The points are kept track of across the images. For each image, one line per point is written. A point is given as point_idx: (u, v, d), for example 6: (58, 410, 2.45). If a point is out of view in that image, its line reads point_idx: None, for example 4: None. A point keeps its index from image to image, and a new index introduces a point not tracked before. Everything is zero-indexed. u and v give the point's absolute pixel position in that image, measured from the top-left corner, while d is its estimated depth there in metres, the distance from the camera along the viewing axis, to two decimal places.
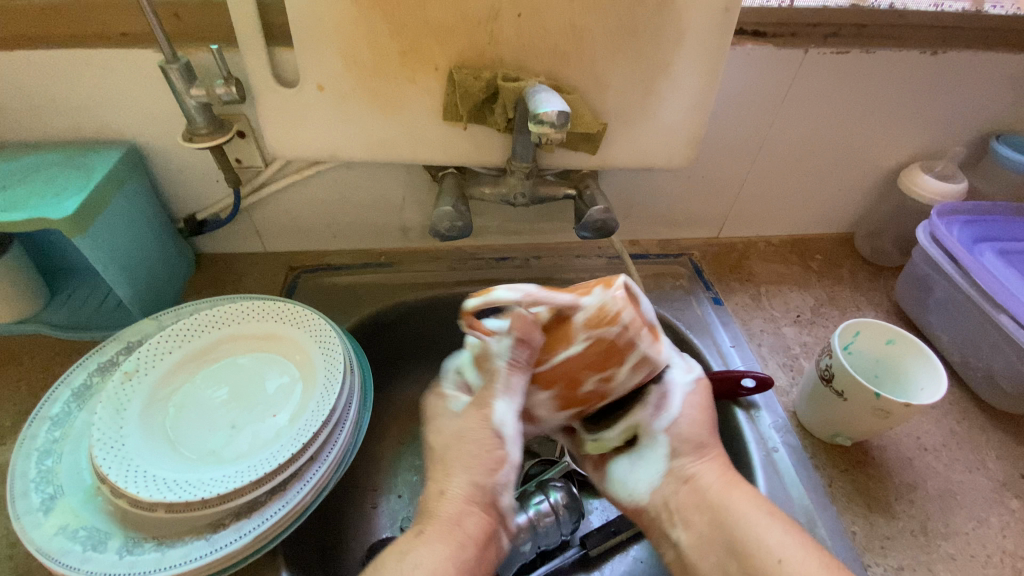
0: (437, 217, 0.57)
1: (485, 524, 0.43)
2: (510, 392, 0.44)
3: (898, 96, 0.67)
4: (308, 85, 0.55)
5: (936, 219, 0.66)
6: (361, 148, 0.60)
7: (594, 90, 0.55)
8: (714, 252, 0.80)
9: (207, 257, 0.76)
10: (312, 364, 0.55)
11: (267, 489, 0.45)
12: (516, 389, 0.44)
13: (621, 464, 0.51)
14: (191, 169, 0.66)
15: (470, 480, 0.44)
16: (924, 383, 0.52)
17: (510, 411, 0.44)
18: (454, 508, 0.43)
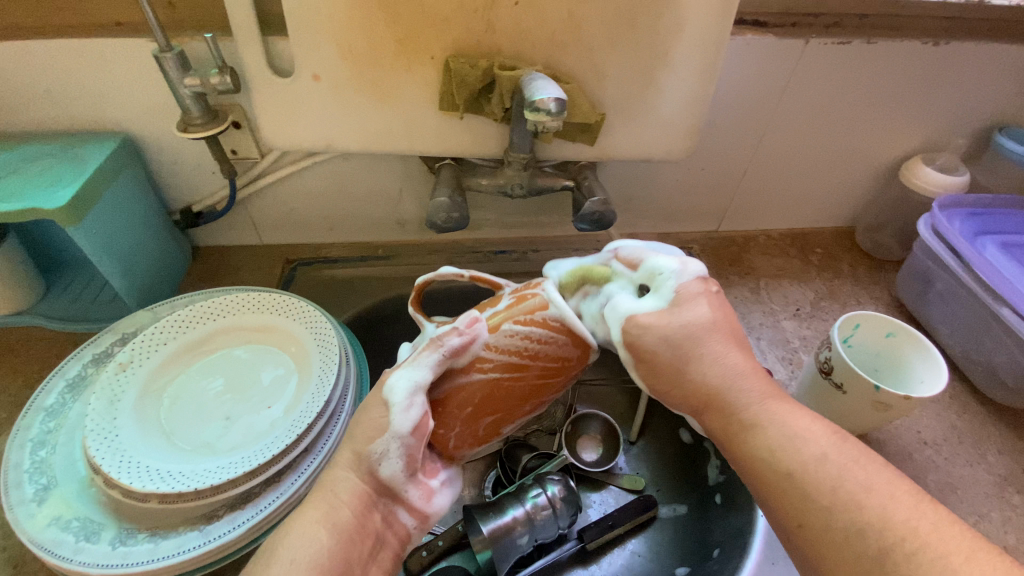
0: (434, 207, 0.57)
1: (362, 493, 0.40)
2: (416, 368, 0.41)
3: (900, 88, 0.67)
4: (304, 75, 0.54)
5: (938, 211, 0.64)
6: (358, 139, 0.59)
7: (592, 80, 0.55)
8: (713, 245, 0.80)
9: (204, 250, 0.76)
10: (307, 356, 0.54)
11: (261, 480, 0.45)
12: (427, 365, 0.41)
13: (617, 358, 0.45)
14: (187, 161, 0.66)
15: (351, 448, 0.41)
16: (924, 375, 0.51)
17: (410, 385, 0.41)
18: (334, 478, 0.40)
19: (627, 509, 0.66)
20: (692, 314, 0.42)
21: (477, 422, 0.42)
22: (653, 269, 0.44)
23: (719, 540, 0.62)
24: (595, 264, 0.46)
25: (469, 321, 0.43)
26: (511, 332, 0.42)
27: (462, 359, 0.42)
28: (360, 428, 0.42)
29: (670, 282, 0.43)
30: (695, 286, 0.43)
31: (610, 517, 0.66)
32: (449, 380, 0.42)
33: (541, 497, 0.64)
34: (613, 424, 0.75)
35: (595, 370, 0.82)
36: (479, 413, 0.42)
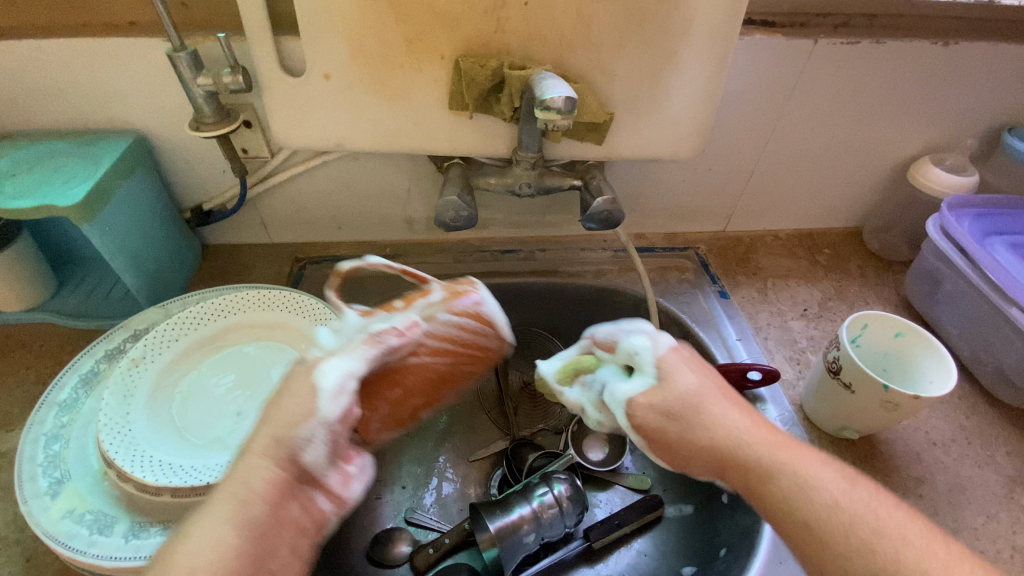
0: (442, 206, 0.57)
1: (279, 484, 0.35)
2: (349, 357, 0.39)
3: (909, 88, 0.67)
4: (315, 74, 0.55)
5: (947, 211, 0.64)
6: (368, 139, 0.60)
7: (601, 79, 0.55)
8: (720, 245, 0.80)
9: (214, 248, 0.76)
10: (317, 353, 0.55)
11: None
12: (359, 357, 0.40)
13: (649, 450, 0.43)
14: (198, 160, 0.67)
15: (271, 434, 0.37)
16: (934, 375, 0.51)
17: (344, 373, 0.38)
18: (245, 471, 0.35)
19: (633, 509, 0.66)
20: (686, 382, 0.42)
21: (399, 408, 0.42)
22: (629, 350, 0.45)
23: (726, 540, 0.62)
24: (580, 354, 0.50)
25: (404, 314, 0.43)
26: (441, 328, 0.43)
27: (395, 350, 0.41)
28: (278, 410, 0.38)
29: (648, 359, 0.43)
30: (673, 356, 0.43)
31: (616, 516, 0.66)
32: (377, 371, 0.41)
33: (548, 495, 0.64)
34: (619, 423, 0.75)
35: None
36: (398, 398, 0.42)
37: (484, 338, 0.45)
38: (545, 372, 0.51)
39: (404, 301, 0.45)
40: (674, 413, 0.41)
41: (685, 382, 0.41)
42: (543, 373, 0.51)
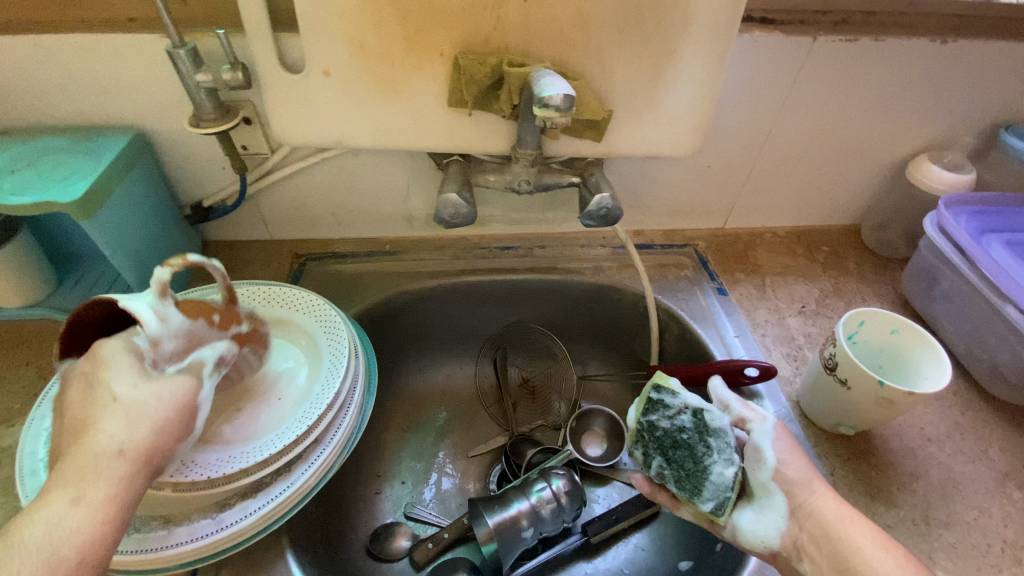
0: (442, 203, 0.56)
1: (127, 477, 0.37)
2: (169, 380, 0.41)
3: (907, 85, 0.67)
4: (314, 71, 0.55)
5: (944, 209, 0.64)
6: (367, 136, 0.60)
7: (600, 77, 0.55)
8: (719, 243, 0.80)
9: (215, 245, 0.77)
10: (317, 348, 0.54)
11: (272, 469, 0.46)
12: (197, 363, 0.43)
13: (745, 514, 0.49)
14: (198, 156, 0.67)
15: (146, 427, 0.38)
16: (928, 372, 0.52)
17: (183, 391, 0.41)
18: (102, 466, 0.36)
19: (632, 504, 0.67)
20: (785, 451, 0.50)
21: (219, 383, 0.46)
22: (751, 428, 0.52)
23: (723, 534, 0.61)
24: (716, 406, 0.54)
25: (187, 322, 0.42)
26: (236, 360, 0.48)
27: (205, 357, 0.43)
28: (113, 406, 0.38)
29: (761, 435, 0.51)
30: (779, 432, 0.51)
31: (615, 511, 0.67)
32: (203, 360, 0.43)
33: (546, 490, 0.64)
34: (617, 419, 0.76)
35: (600, 366, 0.82)
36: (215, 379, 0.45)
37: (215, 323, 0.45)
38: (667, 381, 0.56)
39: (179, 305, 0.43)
40: (787, 486, 0.48)
41: (787, 454, 0.50)
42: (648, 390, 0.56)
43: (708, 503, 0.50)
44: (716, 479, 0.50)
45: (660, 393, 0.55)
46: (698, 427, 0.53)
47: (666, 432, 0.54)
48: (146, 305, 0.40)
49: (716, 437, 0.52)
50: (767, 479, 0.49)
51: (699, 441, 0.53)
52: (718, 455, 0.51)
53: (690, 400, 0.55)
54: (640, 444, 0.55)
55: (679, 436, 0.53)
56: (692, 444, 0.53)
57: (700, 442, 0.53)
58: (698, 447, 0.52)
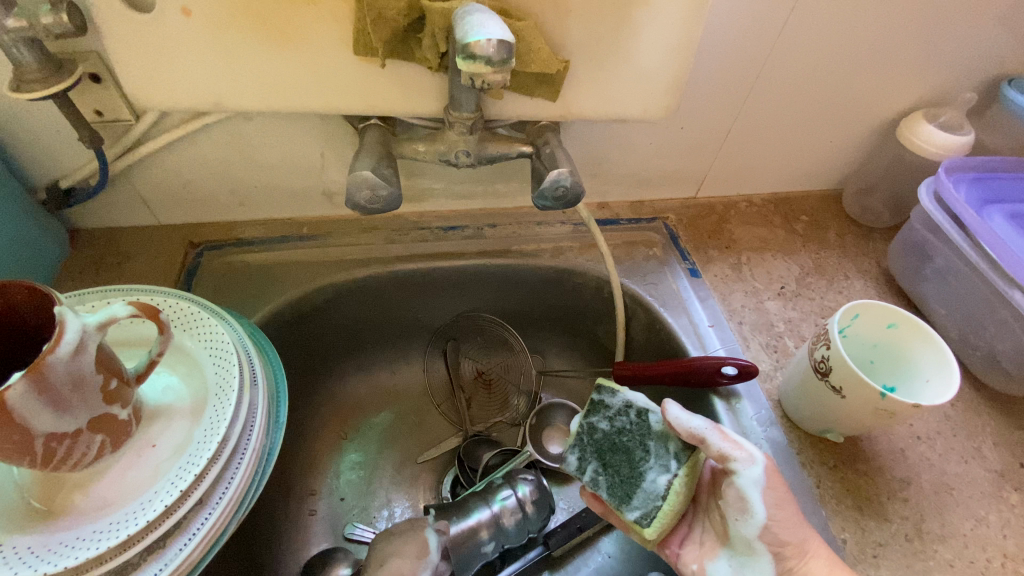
0: (354, 183, 0.44)
1: None
2: None
3: (907, 30, 0.57)
4: (169, 7, 0.41)
5: (943, 175, 0.57)
6: (255, 96, 0.46)
7: (552, 17, 0.43)
8: (691, 215, 0.71)
9: (86, 234, 0.62)
10: (202, 377, 0.43)
11: (139, 549, 0.35)
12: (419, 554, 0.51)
13: (722, 568, 0.44)
14: (40, 125, 0.51)
15: None
16: (930, 374, 0.45)
17: None
18: None
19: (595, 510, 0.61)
20: (776, 492, 0.43)
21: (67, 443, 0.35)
22: (735, 468, 0.43)
23: None
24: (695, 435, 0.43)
25: (81, 349, 0.32)
26: (77, 445, 0.35)
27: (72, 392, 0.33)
28: None
29: (748, 477, 0.42)
30: (768, 467, 0.43)
31: (578, 519, 0.61)
32: (67, 402, 0.33)
33: (510, 498, 0.57)
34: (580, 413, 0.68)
35: (563, 357, 0.73)
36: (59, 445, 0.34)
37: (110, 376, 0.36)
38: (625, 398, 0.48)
39: (87, 330, 0.33)
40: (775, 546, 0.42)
41: (776, 499, 0.43)
42: (594, 397, 0.48)
43: (635, 511, 0.44)
44: (649, 487, 0.44)
45: (600, 393, 0.48)
46: (639, 428, 0.47)
47: (605, 435, 0.47)
48: (85, 326, 0.33)
49: (657, 440, 0.46)
50: (751, 535, 0.42)
51: (639, 444, 0.46)
52: (656, 461, 0.45)
53: (633, 398, 0.47)
54: (576, 445, 0.47)
55: (619, 438, 0.46)
56: (630, 447, 0.46)
57: (639, 445, 0.46)
58: (637, 452, 0.45)
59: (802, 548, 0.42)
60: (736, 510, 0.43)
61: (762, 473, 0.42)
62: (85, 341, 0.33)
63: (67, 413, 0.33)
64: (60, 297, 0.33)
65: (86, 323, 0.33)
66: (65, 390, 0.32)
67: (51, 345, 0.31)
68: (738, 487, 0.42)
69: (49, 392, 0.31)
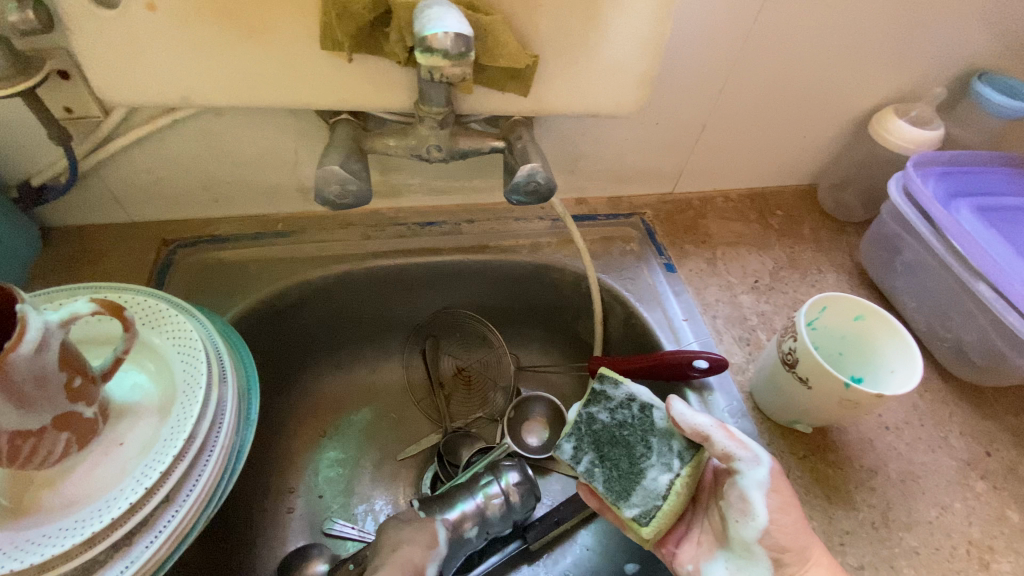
0: (323, 178, 0.44)
1: None
2: None
3: (876, 26, 0.58)
4: (131, 1, 0.40)
5: (912, 170, 0.58)
6: (223, 91, 0.46)
7: (519, 11, 0.43)
8: (668, 210, 0.71)
9: (57, 232, 0.61)
10: (170, 374, 0.43)
11: (104, 546, 0.35)
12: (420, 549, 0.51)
13: (718, 568, 0.44)
14: (6, 122, 0.51)
15: None
16: (895, 364, 0.46)
17: None
18: None
19: (573, 504, 0.61)
20: (779, 494, 0.43)
21: (33, 442, 0.35)
22: (739, 467, 0.43)
23: None
24: (702, 430, 0.44)
25: (46, 347, 0.33)
26: (42, 444, 0.35)
27: (37, 390, 0.33)
28: None
29: (751, 477, 0.43)
30: (772, 469, 0.44)
31: (556, 512, 0.61)
32: (32, 400, 0.33)
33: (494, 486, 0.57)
34: (558, 406, 0.69)
35: (542, 352, 0.73)
36: (24, 444, 0.34)
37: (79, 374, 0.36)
38: (631, 392, 0.49)
39: (50, 328, 0.33)
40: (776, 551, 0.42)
41: (778, 502, 0.43)
42: (598, 389, 0.49)
43: (633, 507, 0.44)
44: (650, 484, 0.45)
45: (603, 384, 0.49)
46: (641, 424, 0.47)
47: (605, 428, 0.47)
48: (47, 324, 0.33)
49: (659, 438, 0.46)
50: (751, 538, 0.42)
51: (640, 440, 0.46)
52: (657, 458, 0.45)
53: (636, 393, 0.49)
54: (575, 435, 0.47)
55: (619, 432, 0.47)
56: (631, 442, 0.46)
57: (640, 441, 0.46)
58: (638, 447, 0.46)
59: (802, 555, 0.42)
60: (737, 510, 0.43)
61: (768, 473, 0.43)
62: (49, 339, 0.33)
63: (30, 411, 0.34)
64: (22, 296, 0.33)
65: (50, 321, 0.34)
66: (28, 388, 0.33)
67: (13, 342, 0.32)
68: (741, 486, 0.43)
69: (11, 390, 0.32)
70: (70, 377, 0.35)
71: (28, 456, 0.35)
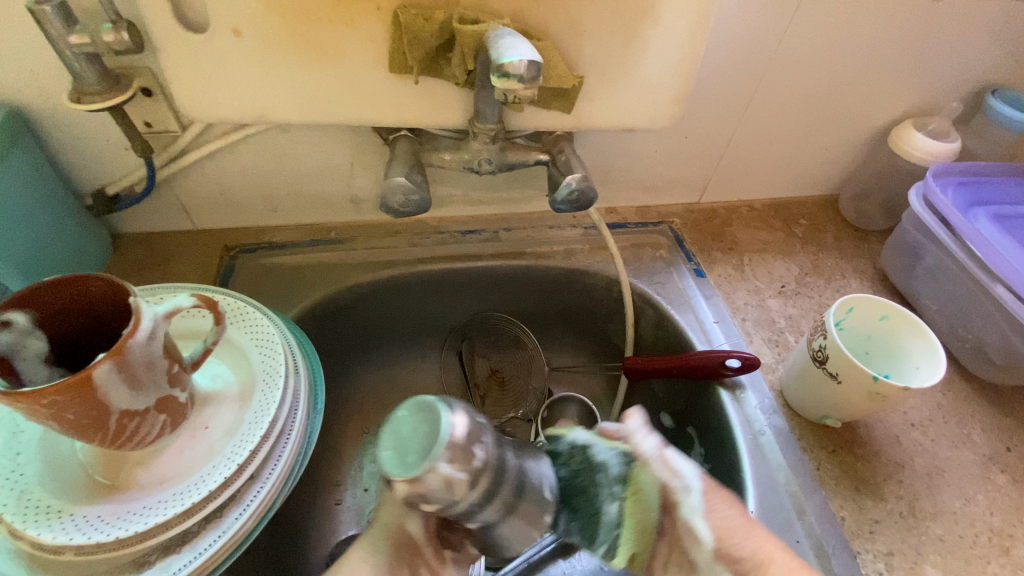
0: (389, 188, 0.48)
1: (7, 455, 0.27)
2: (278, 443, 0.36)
3: (894, 45, 0.62)
4: (221, 29, 0.45)
5: (931, 180, 0.61)
6: (295, 110, 0.51)
7: (567, 36, 0.47)
8: (695, 219, 0.75)
9: (128, 238, 0.66)
10: (249, 367, 0.47)
11: (199, 517, 0.39)
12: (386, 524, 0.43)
13: None
14: (93, 136, 0.56)
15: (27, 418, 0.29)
16: (920, 361, 0.49)
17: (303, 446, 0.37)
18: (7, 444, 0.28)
19: None
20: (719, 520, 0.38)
21: (137, 424, 0.38)
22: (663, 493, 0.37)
23: None
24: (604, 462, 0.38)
25: (155, 335, 0.37)
26: (143, 423, 0.39)
27: (146, 375, 0.37)
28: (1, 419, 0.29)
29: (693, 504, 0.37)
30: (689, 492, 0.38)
31: None
32: (142, 386, 0.37)
33: None
34: (591, 407, 0.70)
35: (574, 354, 0.76)
36: (130, 426, 0.38)
37: (177, 362, 0.40)
38: (566, 436, 0.40)
39: (157, 318, 0.37)
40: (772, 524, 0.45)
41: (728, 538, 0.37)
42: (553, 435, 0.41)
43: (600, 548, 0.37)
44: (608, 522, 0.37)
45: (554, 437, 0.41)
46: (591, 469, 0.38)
47: (565, 482, 0.38)
48: (156, 315, 0.37)
49: (603, 474, 0.38)
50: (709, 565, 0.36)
51: (603, 485, 0.37)
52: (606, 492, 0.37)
53: (576, 437, 0.39)
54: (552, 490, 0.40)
55: (579, 482, 0.38)
56: (586, 488, 0.38)
57: (602, 484, 0.37)
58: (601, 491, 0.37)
59: None
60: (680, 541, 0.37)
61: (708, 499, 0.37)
62: (157, 328, 0.37)
63: (140, 394, 0.37)
64: (135, 291, 0.37)
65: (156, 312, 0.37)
66: (140, 372, 0.36)
67: (131, 331, 0.35)
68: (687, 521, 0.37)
69: (129, 374, 0.35)
70: (171, 364, 0.39)
71: (131, 436, 0.39)
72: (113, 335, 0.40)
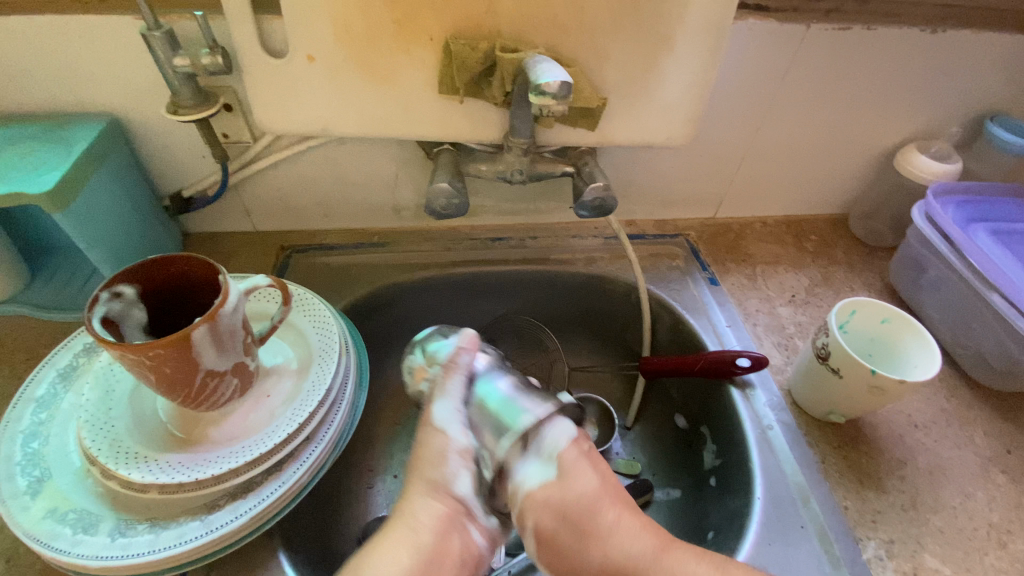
0: (434, 193, 0.55)
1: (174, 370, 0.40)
2: (451, 392, 0.44)
3: (895, 75, 0.67)
4: (298, 55, 0.53)
5: (932, 198, 0.65)
6: (354, 125, 0.58)
7: (594, 62, 0.54)
8: (710, 233, 0.80)
9: (195, 237, 0.74)
10: (306, 345, 0.53)
11: (263, 468, 0.45)
12: (443, 453, 0.41)
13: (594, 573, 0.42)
14: (177, 144, 0.64)
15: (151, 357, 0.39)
16: (918, 360, 0.52)
17: (453, 410, 0.43)
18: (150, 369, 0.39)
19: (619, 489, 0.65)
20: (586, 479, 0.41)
21: (216, 385, 0.45)
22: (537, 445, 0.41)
23: (715, 523, 0.56)
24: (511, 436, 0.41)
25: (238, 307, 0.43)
26: (220, 384, 0.45)
27: (229, 341, 0.43)
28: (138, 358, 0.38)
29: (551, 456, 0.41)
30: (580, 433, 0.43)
31: None
32: (226, 350, 0.43)
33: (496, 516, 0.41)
34: (608, 407, 0.74)
35: (593, 356, 0.81)
36: (211, 386, 0.44)
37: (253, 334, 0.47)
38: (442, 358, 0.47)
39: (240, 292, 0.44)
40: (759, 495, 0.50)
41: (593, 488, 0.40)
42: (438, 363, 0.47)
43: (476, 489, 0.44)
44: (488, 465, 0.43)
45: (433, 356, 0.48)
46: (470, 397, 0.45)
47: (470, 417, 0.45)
48: (239, 291, 0.43)
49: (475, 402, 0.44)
50: None
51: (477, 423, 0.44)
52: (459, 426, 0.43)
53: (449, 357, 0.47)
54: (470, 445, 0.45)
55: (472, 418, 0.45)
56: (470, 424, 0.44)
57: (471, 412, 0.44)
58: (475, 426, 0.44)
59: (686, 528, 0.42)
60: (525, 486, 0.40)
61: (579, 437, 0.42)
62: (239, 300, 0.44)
63: (223, 357, 0.44)
64: (223, 269, 0.43)
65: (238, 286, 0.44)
66: (225, 337, 0.43)
67: (220, 301, 0.42)
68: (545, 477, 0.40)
69: (217, 337, 0.42)
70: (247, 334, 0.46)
71: (209, 396, 0.45)
72: (198, 307, 0.47)
